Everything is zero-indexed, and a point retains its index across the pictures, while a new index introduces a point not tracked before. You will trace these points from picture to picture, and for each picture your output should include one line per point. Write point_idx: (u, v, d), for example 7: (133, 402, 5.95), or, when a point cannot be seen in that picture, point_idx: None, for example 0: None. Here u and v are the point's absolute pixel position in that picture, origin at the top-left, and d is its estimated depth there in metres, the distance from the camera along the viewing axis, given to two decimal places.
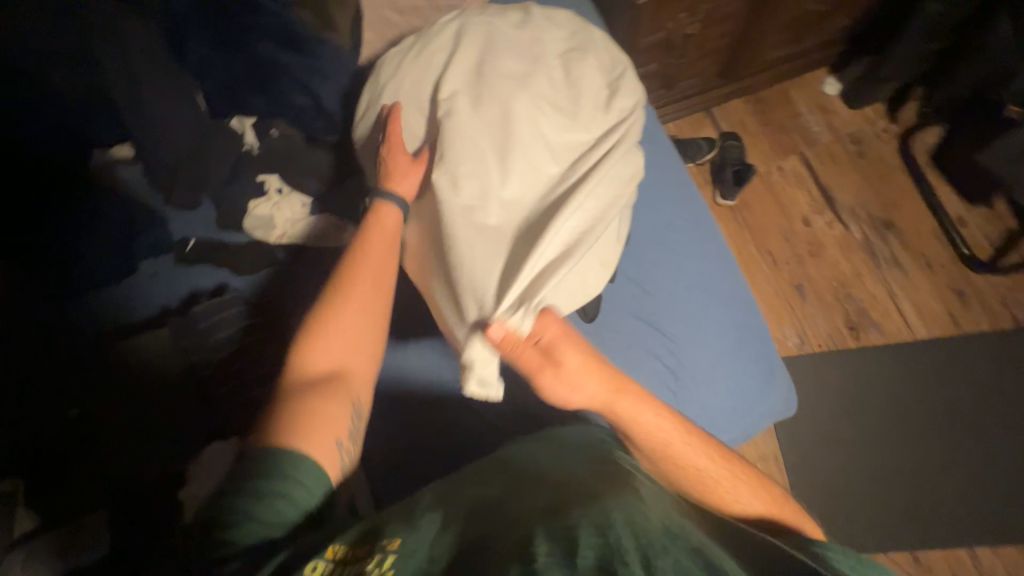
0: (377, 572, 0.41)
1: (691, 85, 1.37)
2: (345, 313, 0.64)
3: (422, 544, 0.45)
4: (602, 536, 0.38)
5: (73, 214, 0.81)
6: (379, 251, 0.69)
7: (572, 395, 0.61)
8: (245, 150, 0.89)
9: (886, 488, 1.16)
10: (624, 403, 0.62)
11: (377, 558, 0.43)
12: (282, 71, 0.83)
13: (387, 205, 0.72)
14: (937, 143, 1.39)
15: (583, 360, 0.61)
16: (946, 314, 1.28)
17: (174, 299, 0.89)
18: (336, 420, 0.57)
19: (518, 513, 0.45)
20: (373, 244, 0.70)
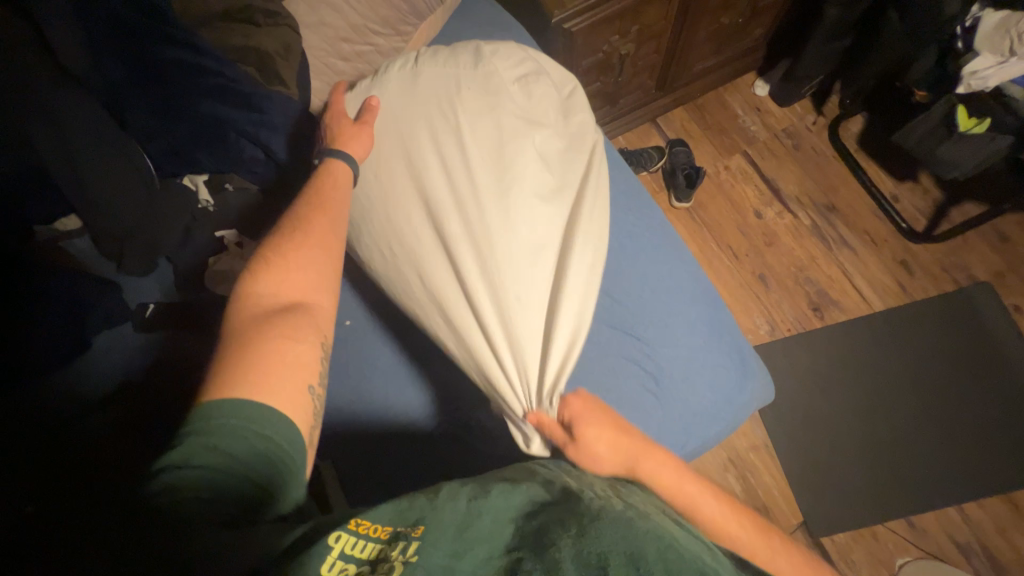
0: (400, 560, 0.42)
1: (633, 99, 1.45)
2: (301, 256, 0.65)
3: (453, 514, 0.46)
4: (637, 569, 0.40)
5: (13, 296, 0.77)
6: (335, 204, 0.72)
7: (597, 470, 0.61)
8: (201, 207, 0.87)
9: (872, 459, 1.20)
10: (649, 464, 0.60)
11: (402, 544, 0.43)
12: (229, 126, 0.81)
13: (340, 166, 0.75)
14: (861, 129, 1.51)
15: (603, 433, 0.62)
16: (896, 285, 1.37)
17: (135, 369, 0.85)
18: (306, 370, 0.57)
19: (541, 517, 0.46)
20: (329, 198, 0.72)
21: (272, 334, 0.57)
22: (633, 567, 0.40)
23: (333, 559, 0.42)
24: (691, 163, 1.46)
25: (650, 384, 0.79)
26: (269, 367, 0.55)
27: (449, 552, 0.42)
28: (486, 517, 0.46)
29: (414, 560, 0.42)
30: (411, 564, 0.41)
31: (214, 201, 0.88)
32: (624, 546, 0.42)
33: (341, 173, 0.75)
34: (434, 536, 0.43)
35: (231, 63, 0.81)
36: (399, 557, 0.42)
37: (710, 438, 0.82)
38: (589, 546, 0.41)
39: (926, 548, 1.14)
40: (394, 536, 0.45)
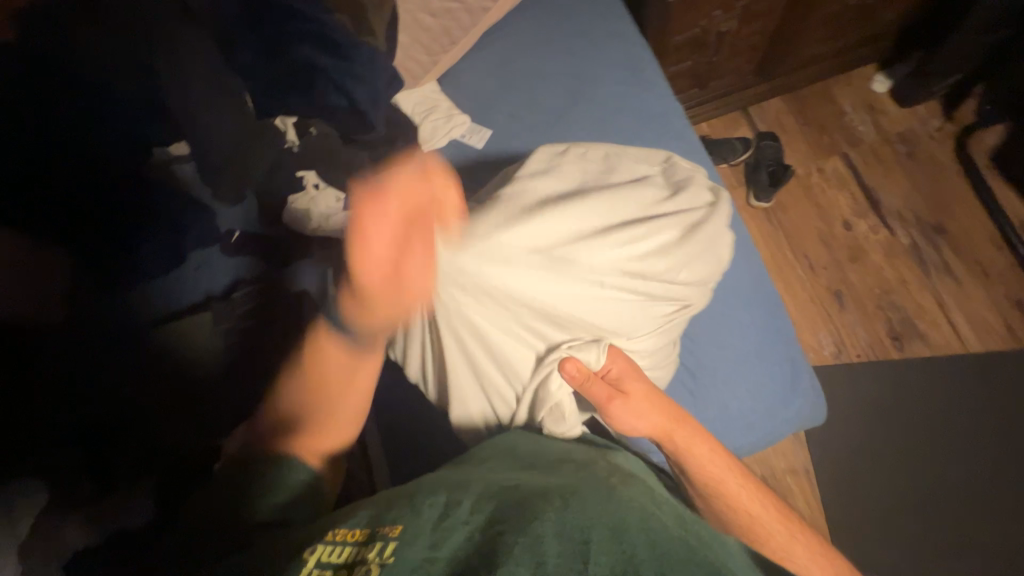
0: (378, 561, 0.41)
1: (724, 83, 1.34)
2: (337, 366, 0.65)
3: (424, 520, 0.45)
4: (619, 544, 0.42)
5: (130, 206, 0.88)
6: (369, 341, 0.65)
7: (636, 422, 0.65)
8: (288, 147, 0.98)
9: (930, 509, 1.09)
10: (682, 433, 0.66)
11: (379, 545, 0.43)
12: (320, 74, 0.86)
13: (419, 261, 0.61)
14: (998, 142, 1.30)
15: (647, 390, 0.66)
16: (1003, 327, 1.19)
17: (218, 286, 0.96)
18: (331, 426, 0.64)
19: (528, 495, 0.48)
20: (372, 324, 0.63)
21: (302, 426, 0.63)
22: (613, 538, 0.43)
23: (308, 568, 0.42)
24: (778, 159, 1.34)
25: (688, 381, 0.77)
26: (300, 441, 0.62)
27: (427, 546, 0.43)
28: (462, 514, 0.46)
29: (391, 560, 0.41)
30: (388, 566, 0.40)
31: (299, 141, 0.98)
32: (608, 521, 0.44)
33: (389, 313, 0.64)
34: (411, 533, 0.44)
35: (326, 11, 0.84)
36: (376, 559, 0.41)
37: (743, 447, 0.78)
38: (570, 521, 0.43)
39: None
40: (370, 537, 0.44)
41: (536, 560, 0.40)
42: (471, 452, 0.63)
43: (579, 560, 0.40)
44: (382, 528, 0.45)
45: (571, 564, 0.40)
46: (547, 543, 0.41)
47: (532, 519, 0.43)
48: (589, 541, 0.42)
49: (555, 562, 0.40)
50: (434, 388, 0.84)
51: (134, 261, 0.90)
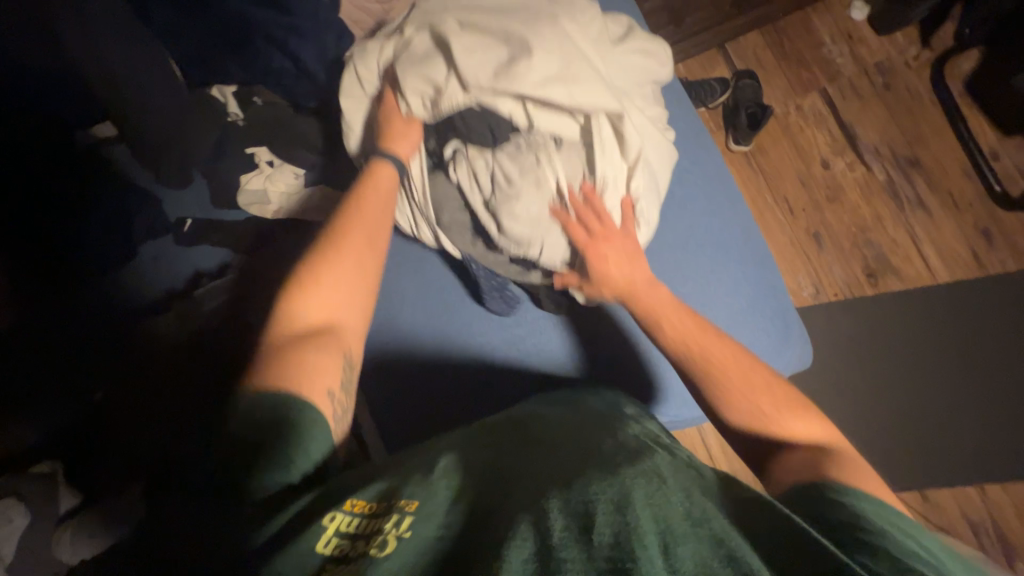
0: (394, 534, 0.38)
1: (701, 19, 1.25)
2: (337, 270, 0.60)
3: (438, 505, 0.41)
4: (623, 516, 0.33)
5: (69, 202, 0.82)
6: (373, 213, 0.66)
7: (606, 269, 0.66)
8: (230, 121, 0.86)
9: (903, 434, 1.15)
10: (646, 289, 0.65)
11: (394, 517, 0.39)
12: (258, 30, 0.77)
13: (384, 166, 0.69)
14: (973, 69, 1.28)
15: (624, 251, 0.67)
16: (970, 256, 1.23)
17: (179, 281, 0.88)
18: (329, 372, 0.54)
19: (532, 477, 0.42)
20: (368, 205, 0.67)
21: (308, 341, 0.55)
22: (617, 509, 0.34)
23: (330, 537, 0.40)
24: (757, 100, 1.30)
25: None
26: (296, 370, 0.51)
27: (441, 521, 0.40)
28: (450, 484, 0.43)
29: (407, 535, 0.38)
30: (404, 540, 0.38)
31: (244, 114, 0.86)
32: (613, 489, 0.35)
33: (385, 178, 0.69)
34: (426, 510, 0.40)
35: None
36: (392, 531, 0.38)
37: None
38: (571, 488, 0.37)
39: (936, 521, 1.13)
40: (386, 508, 0.41)
41: (540, 534, 0.33)
42: (477, 423, 0.56)
43: (583, 524, 0.33)
44: (398, 497, 0.42)
45: (573, 541, 0.33)
46: (549, 509, 0.35)
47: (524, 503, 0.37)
48: (594, 501, 0.34)
49: (559, 530, 0.33)
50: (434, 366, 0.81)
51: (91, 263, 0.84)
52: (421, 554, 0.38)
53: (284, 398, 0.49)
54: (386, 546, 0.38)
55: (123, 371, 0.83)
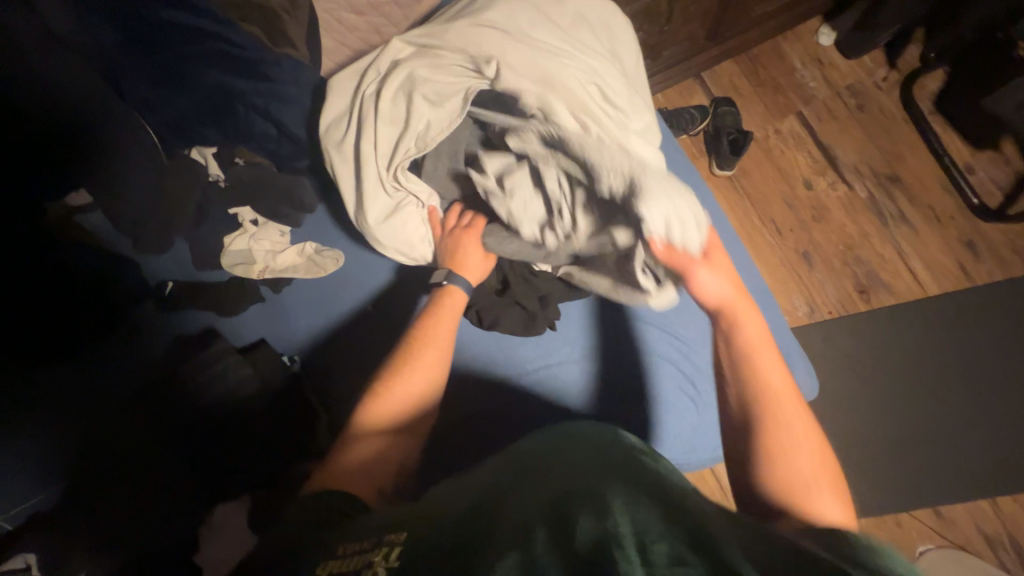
0: (384, 564, 0.39)
1: (678, 52, 1.28)
2: (409, 374, 0.66)
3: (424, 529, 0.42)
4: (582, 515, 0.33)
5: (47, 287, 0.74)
6: (444, 327, 0.71)
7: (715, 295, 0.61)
8: (212, 181, 0.85)
9: (911, 452, 1.14)
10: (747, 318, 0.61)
11: (386, 550, 0.41)
12: (239, 99, 0.75)
13: (456, 288, 0.74)
14: (940, 87, 1.32)
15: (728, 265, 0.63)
16: (956, 267, 1.25)
17: (163, 348, 0.85)
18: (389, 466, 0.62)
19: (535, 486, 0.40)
20: (442, 316, 0.72)
21: (381, 437, 0.63)
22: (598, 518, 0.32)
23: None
24: (738, 126, 1.32)
25: (689, 388, 0.79)
26: (385, 404, 0.64)
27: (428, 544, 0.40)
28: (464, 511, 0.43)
29: (396, 564, 0.39)
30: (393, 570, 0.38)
31: (225, 174, 0.85)
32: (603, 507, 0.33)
33: (456, 301, 0.73)
34: (417, 535, 0.41)
35: (234, 22, 0.72)
36: (381, 563, 0.40)
37: None
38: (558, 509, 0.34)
39: (953, 538, 1.12)
40: (378, 542, 0.43)
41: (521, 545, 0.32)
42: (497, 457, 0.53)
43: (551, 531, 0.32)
44: (391, 533, 0.43)
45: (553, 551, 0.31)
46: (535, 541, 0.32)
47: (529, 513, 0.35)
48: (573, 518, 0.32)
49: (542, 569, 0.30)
50: (444, 419, 0.78)
51: (70, 340, 0.79)
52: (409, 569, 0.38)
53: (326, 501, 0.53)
54: None
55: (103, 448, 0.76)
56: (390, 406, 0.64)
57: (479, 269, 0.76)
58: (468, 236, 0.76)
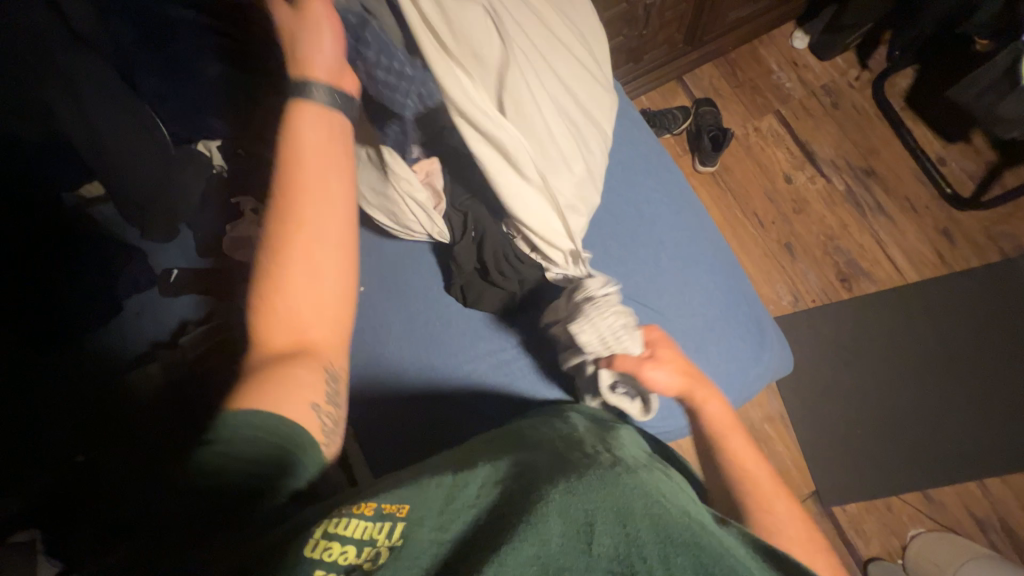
0: (389, 543, 0.43)
1: (658, 55, 1.35)
2: (291, 266, 0.60)
3: (430, 509, 0.46)
4: (624, 526, 0.43)
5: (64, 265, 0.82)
6: (307, 181, 0.61)
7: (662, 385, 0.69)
8: (217, 173, 0.91)
9: (894, 433, 1.17)
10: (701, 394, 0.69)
11: (387, 526, 0.45)
12: (240, 90, 0.81)
13: (308, 112, 0.61)
14: (910, 85, 1.39)
15: (677, 359, 0.70)
16: (934, 255, 1.29)
17: (164, 332, 0.90)
18: (310, 387, 0.58)
19: (535, 472, 0.49)
20: (300, 170, 0.61)
21: (282, 362, 0.58)
22: (618, 519, 0.44)
23: (318, 540, 0.43)
24: (718, 124, 1.38)
25: None
26: (280, 321, 0.60)
27: (434, 527, 0.44)
28: (473, 493, 0.47)
29: (400, 542, 0.43)
30: (397, 547, 0.43)
31: (228, 165, 0.91)
32: (612, 504, 0.45)
33: (310, 125, 0.62)
34: (417, 515, 0.45)
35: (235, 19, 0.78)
36: (385, 541, 0.44)
37: (725, 409, 0.80)
38: (576, 503, 0.44)
39: (941, 520, 1.14)
40: (380, 514, 0.46)
41: (543, 539, 0.41)
42: (477, 441, 0.61)
43: (582, 540, 0.42)
44: (389, 507, 0.46)
45: (575, 545, 0.41)
46: (552, 522, 0.42)
47: (546, 494, 0.45)
48: (593, 522, 0.43)
49: (559, 542, 0.41)
50: (432, 390, 0.83)
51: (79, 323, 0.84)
52: (417, 544, 0.43)
53: (265, 427, 0.52)
54: (379, 556, 0.43)
55: (113, 426, 0.82)
56: (285, 321, 0.60)
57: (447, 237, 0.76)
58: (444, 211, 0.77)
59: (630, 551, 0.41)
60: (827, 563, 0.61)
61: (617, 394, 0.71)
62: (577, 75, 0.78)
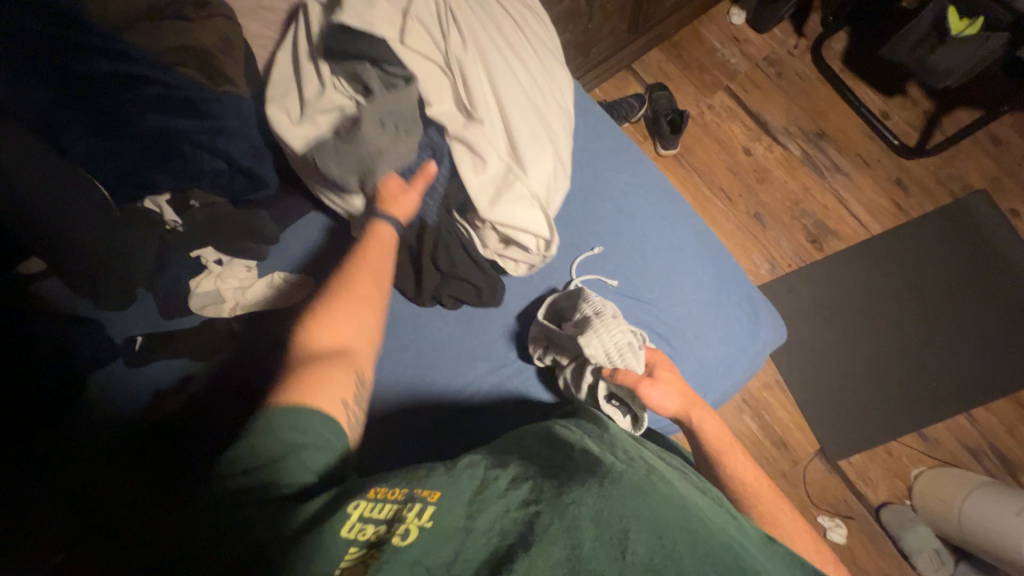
0: (417, 523, 0.42)
1: (606, 47, 1.36)
2: (344, 310, 0.66)
3: (461, 501, 0.45)
4: (659, 540, 0.42)
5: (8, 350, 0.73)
6: (376, 264, 0.71)
7: (664, 405, 0.68)
8: (168, 228, 0.84)
9: (883, 381, 1.21)
10: (697, 411, 0.69)
11: (416, 506, 0.44)
12: (184, 138, 0.76)
13: (385, 224, 0.73)
14: (845, 47, 1.45)
15: (676, 381, 0.70)
16: (892, 205, 1.35)
17: (139, 406, 0.83)
18: (344, 388, 0.59)
19: (565, 466, 0.49)
20: (371, 259, 0.72)
21: (325, 363, 0.60)
22: (654, 530, 0.43)
23: (353, 521, 0.43)
24: (673, 107, 1.40)
25: (663, 346, 0.77)
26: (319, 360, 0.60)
27: (465, 517, 0.43)
28: (503, 485, 0.46)
29: (428, 524, 0.42)
30: (426, 528, 0.42)
31: (181, 218, 0.84)
32: (647, 514, 0.44)
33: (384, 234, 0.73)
34: (450, 500, 0.44)
35: (171, 66, 0.74)
36: (415, 520, 0.42)
37: (729, 390, 0.80)
38: (609, 510, 0.43)
39: (938, 457, 1.19)
40: (410, 497, 0.45)
41: (573, 541, 0.41)
42: (512, 433, 0.60)
43: (616, 546, 0.41)
44: (421, 490, 0.45)
45: (607, 557, 0.41)
46: (584, 530, 0.42)
47: (580, 497, 0.44)
48: (627, 533, 0.42)
49: (591, 546, 0.41)
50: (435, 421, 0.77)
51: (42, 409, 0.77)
52: (445, 541, 0.42)
53: (330, 428, 0.54)
54: (407, 534, 0.42)
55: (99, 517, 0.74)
56: (326, 336, 0.63)
57: (409, 203, 0.74)
58: (410, 191, 0.75)
59: (663, 562, 0.41)
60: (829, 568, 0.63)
61: (611, 407, 0.71)
62: (528, 52, 0.80)
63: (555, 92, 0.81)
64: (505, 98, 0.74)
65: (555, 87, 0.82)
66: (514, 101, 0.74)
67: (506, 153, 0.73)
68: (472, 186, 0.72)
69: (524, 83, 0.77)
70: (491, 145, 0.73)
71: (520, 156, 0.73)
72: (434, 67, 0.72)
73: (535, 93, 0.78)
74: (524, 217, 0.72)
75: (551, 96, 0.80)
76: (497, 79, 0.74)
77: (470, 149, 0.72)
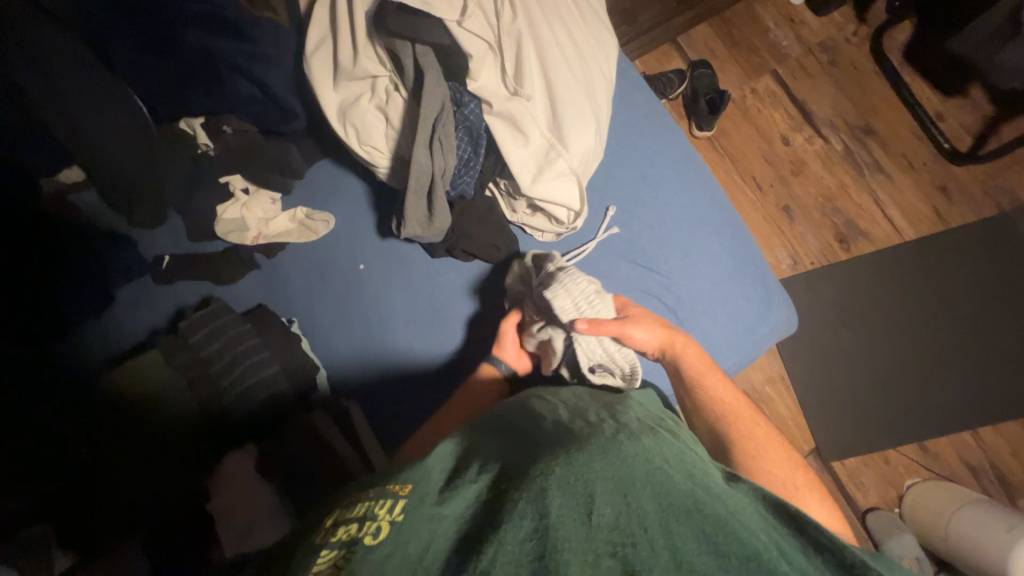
0: (388, 518, 0.40)
1: (653, 15, 1.30)
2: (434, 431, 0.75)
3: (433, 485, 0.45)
4: (625, 500, 0.42)
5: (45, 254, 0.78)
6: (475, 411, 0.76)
7: (643, 343, 0.70)
8: (201, 152, 0.86)
9: (891, 388, 1.19)
10: (679, 345, 0.71)
11: (388, 503, 0.42)
12: (222, 60, 0.77)
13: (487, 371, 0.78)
14: (908, 39, 1.36)
15: (657, 318, 0.73)
16: (931, 211, 1.29)
17: (162, 319, 0.88)
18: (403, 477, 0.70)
19: (529, 451, 0.49)
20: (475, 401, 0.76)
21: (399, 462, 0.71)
22: (621, 493, 0.43)
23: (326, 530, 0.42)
24: (715, 86, 1.35)
25: (670, 317, 0.78)
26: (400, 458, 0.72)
27: (434, 505, 0.42)
28: (472, 474, 0.47)
29: (400, 517, 0.40)
30: (397, 522, 0.40)
31: (214, 143, 0.86)
32: (613, 476, 0.44)
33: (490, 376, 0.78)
34: (419, 492, 0.43)
35: None
36: (385, 517, 0.41)
37: (730, 369, 0.80)
38: (576, 476, 0.43)
39: (937, 469, 1.17)
40: (381, 495, 0.44)
41: (540, 510, 0.40)
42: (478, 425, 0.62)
43: (582, 511, 0.40)
44: (393, 488, 0.44)
45: (574, 516, 0.40)
46: (552, 496, 0.41)
47: (546, 468, 0.44)
48: (593, 493, 0.42)
49: (558, 513, 0.39)
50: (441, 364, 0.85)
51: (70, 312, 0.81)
52: (417, 528, 0.40)
53: None
54: (380, 531, 0.39)
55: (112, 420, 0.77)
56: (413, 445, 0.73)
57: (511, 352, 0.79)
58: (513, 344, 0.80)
59: (628, 525, 0.40)
60: (810, 496, 0.67)
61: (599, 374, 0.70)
62: (574, 12, 0.78)
63: (599, 59, 0.79)
64: (553, 69, 0.72)
65: (599, 51, 0.80)
66: (562, 71, 0.73)
67: (548, 129, 0.73)
68: (516, 161, 0.73)
69: (569, 48, 0.75)
70: (534, 119, 0.72)
71: (562, 131, 0.74)
72: (486, 44, 0.69)
73: (580, 60, 0.76)
74: (564, 196, 0.75)
75: (595, 62, 0.78)
76: (543, 47, 0.72)
77: (513, 121, 0.71)
